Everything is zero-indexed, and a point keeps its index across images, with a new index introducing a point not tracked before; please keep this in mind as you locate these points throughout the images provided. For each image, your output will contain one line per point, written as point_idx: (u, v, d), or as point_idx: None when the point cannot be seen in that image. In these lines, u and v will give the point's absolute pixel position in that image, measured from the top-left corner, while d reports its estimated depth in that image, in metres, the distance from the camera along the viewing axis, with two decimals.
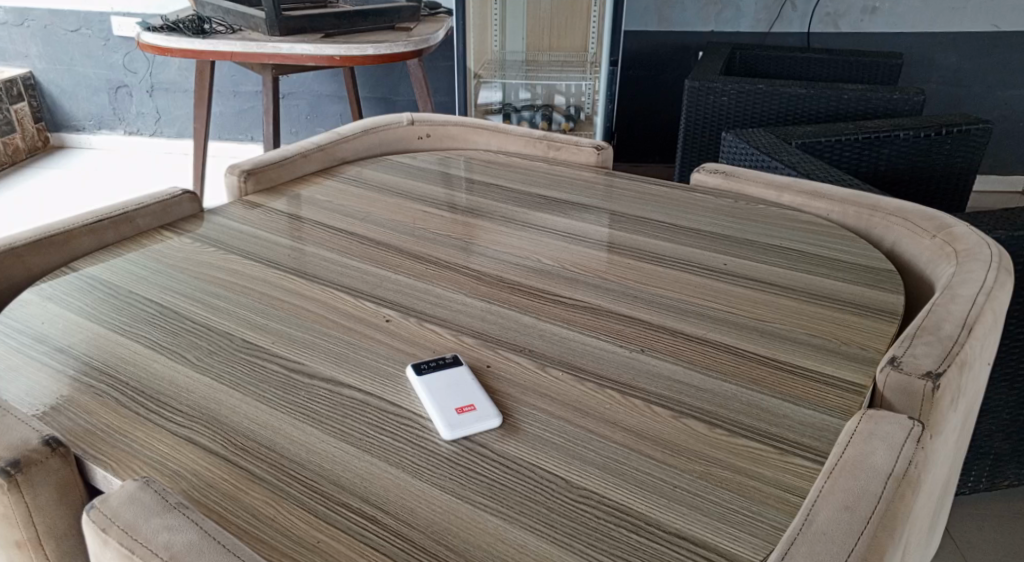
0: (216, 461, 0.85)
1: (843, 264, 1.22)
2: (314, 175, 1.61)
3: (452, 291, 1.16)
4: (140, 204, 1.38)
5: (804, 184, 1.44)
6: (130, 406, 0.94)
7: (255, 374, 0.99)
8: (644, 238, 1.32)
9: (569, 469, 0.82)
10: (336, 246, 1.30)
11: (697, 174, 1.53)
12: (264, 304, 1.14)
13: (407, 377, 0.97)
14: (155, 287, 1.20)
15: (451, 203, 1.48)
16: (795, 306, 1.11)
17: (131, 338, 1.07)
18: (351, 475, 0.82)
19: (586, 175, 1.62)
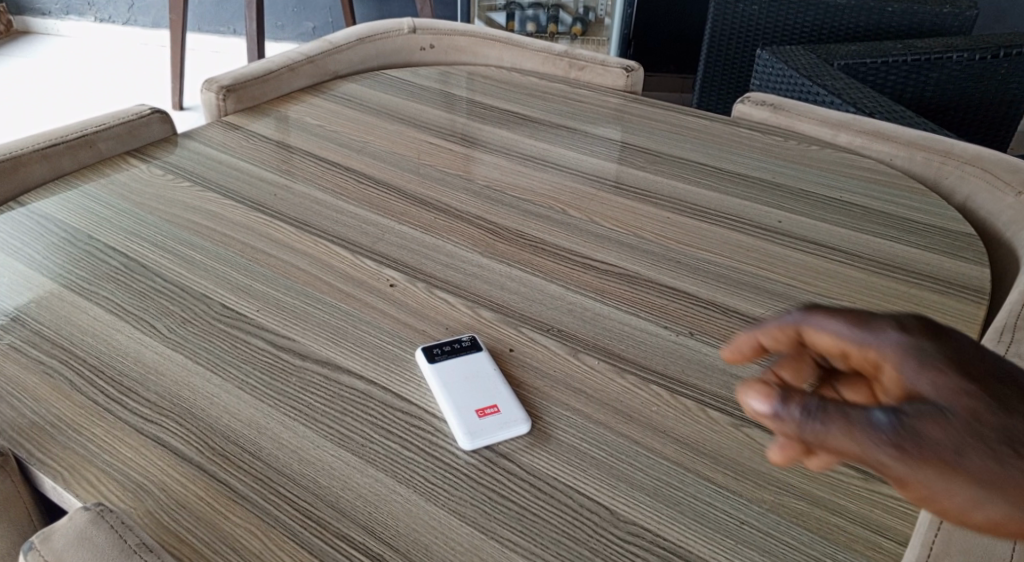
0: (189, 470, 0.71)
1: (914, 225, 1.06)
2: (301, 92, 1.41)
3: (465, 249, 1.00)
4: (102, 126, 1.19)
5: (864, 122, 1.26)
6: (88, 392, 0.78)
7: (237, 353, 0.83)
8: (685, 184, 1.15)
9: (613, 497, 0.68)
10: (329, 185, 1.12)
11: (740, 106, 1.35)
12: (246, 258, 0.98)
13: (417, 362, 0.82)
14: (117, 232, 1.02)
15: (459, 132, 1.29)
16: (864, 279, 0.95)
17: (89, 299, 0.91)
18: (352, 497, 0.68)
19: (612, 101, 1.42)
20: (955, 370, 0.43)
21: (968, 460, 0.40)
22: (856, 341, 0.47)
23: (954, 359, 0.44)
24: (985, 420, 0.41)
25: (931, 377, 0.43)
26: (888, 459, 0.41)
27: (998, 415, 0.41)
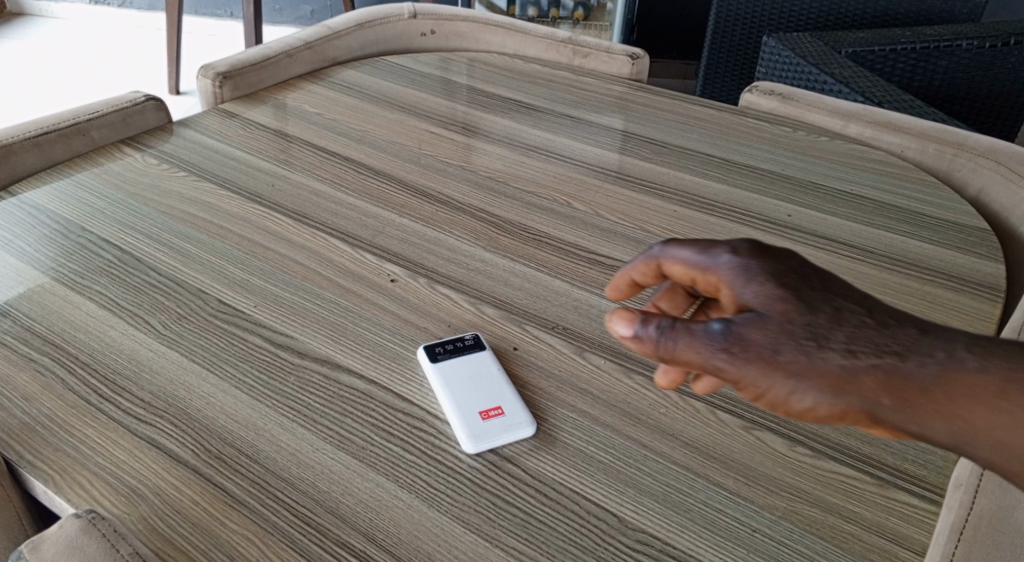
0: (184, 474, 0.69)
1: (926, 220, 1.03)
2: (299, 79, 1.37)
3: (467, 243, 0.97)
4: (95, 114, 1.16)
5: (874, 113, 1.23)
6: (80, 392, 0.76)
7: (233, 351, 0.81)
8: (692, 176, 1.12)
9: (621, 503, 0.67)
10: (328, 175, 1.10)
11: (748, 96, 1.32)
12: (243, 252, 0.95)
13: (419, 361, 0.80)
14: (110, 223, 1.00)
15: (461, 121, 1.26)
16: (877, 275, 0.93)
17: (81, 294, 0.88)
18: (353, 502, 0.66)
19: (617, 90, 1.39)
20: (772, 278, 0.52)
21: (780, 354, 0.50)
22: (699, 264, 0.56)
23: (772, 268, 0.53)
24: (796, 320, 0.50)
25: (754, 287, 0.52)
26: (716, 360, 0.51)
27: (806, 313, 0.50)
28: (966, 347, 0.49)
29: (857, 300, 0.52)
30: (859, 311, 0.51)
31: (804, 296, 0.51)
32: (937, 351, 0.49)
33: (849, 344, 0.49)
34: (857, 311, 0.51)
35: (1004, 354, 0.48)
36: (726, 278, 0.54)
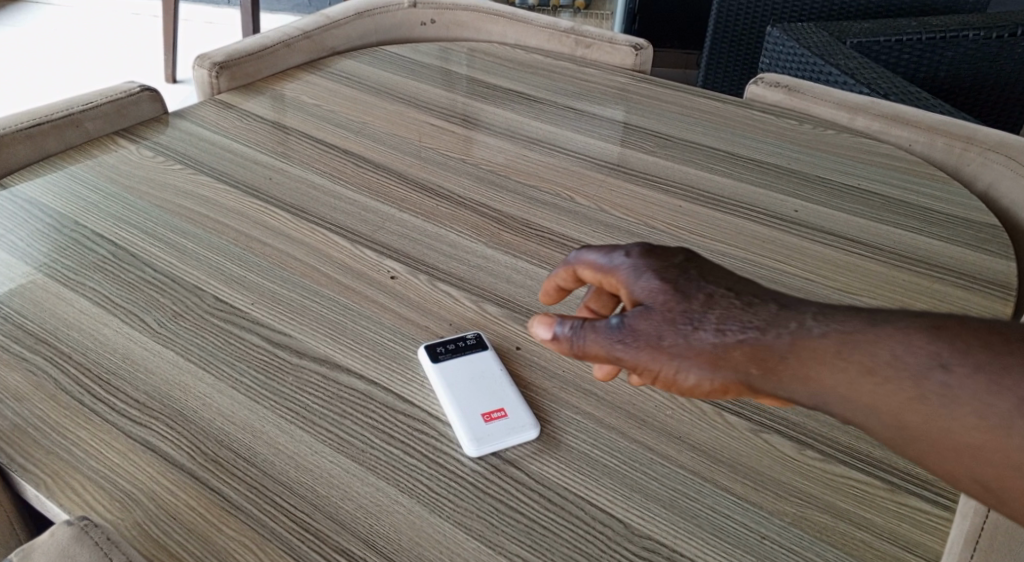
0: (180, 478, 0.67)
1: (935, 215, 1.02)
2: (297, 69, 1.35)
3: (469, 239, 0.95)
4: (89, 105, 1.14)
5: (882, 105, 1.21)
6: (74, 393, 0.74)
7: (230, 350, 0.79)
8: (697, 170, 1.10)
9: (627, 509, 0.65)
10: (326, 169, 1.08)
11: (753, 88, 1.30)
12: (240, 247, 0.93)
13: (420, 361, 0.78)
14: (104, 217, 0.98)
15: (462, 113, 1.24)
16: (886, 273, 0.92)
17: (75, 291, 0.87)
18: (353, 507, 0.65)
19: (621, 81, 1.36)
20: (654, 270, 0.58)
21: (665, 340, 0.55)
22: (601, 265, 0.60)
23: (655, 261, 0.59)
24: (676, 307, 0.55)
25: (638, 281, 0.58)
26: (612, 351, 0.56)
27: (681, 298, 0.56)
28: (817, 314, 0.53)
29: (725, 283, 0.57)
30: (725, 290, 0.56)
31: (680, 283, 0.57)
32: (792, 321, 0.54)
33: (719, 323, 0.54)
34: (724, 291, 0.56)
35: (846, 318, 0.53)
36: (614, 274, 0.59)
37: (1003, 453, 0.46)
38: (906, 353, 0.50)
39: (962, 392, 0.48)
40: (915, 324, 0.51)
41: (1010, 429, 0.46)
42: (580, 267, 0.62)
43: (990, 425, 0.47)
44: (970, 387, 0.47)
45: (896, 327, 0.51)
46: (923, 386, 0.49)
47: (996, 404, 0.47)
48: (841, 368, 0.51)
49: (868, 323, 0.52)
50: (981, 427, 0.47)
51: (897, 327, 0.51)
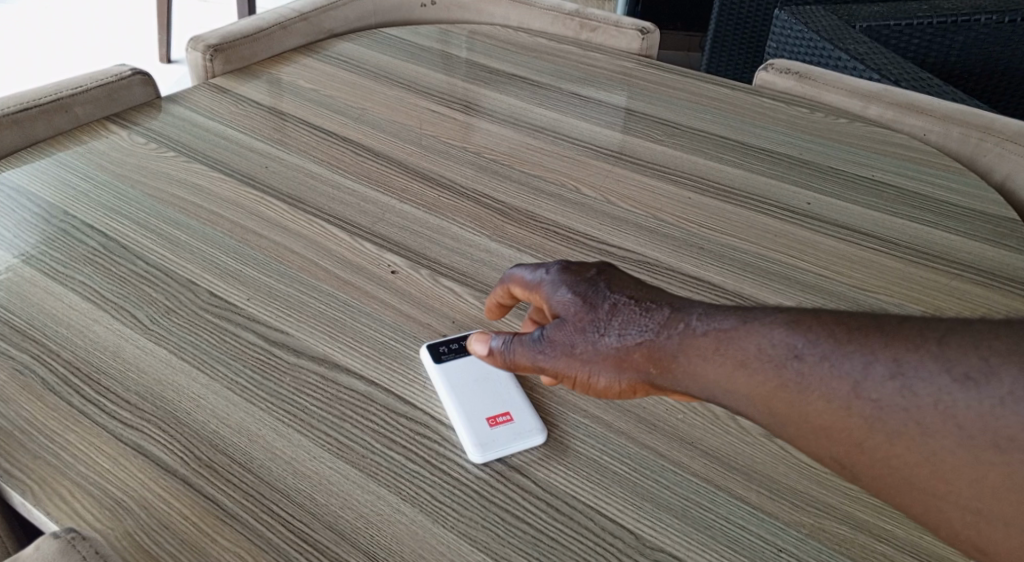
0: (173, 485, 0.64)
1: (951, 208, 0.99)
2: (293, 52, 1.31)
3: (471, 231, 0.92)
4: (79, 90, 1.09)
5: (895, 93, 1.18)
6: (62, 393, 0.72)
7: (225, 348, 0.77)
8: (706, 160, 1.07)
9: (638, 519, 0.63)
10: (324, 157, 1.04)
11: (763, 74, 1.26)
12: (236, 239, 0.90)
13: (422, 361, 0.75)
14: (94, 206, 0.94)
15: (463, 98, 1.20)
16: (902, 269, 0.89)
17: (63, 284, 0.83)
18: (353, 517, 0.62)
19: (626, 65, 1.32)
20: (569, 285, 0.66)
21: (576, 348, 0.62)
22: (529, 282, 0.68)
23: (571, 277, 0.66)
24: (585, 318, 0.63)
25: (554, 296, 0.65)
26: (534, 361, 0.64)
27: (589, 309, 0.63)
28: (700, 315, 0.60)
29: (630, 292, 0.64)
30: (626, 298, 0.63)
31: (589, 295, 0.64)
32: (681, 323, 0.60)
33: (620, 329, 0.61)
34: (627, 300, 0.63)
35: (724, 318, 0.59)
36: (537, 290, 0.67)
37: (849, 432, 0.52)
38: (768, 345, 0.56)
39: (813, 379, 0.53)
40: (778, 318, 0.57)
41: (852, 409, 0.52)
42: (511, 285, 0.70)
43: (835, 406, 0.52)
44: (818, 373, 0.53)
45: (761, 322, 0.57)
46: (781, 375, 0.55)
47: (840, 388, 0.52)
48: (718, 363, 0.57)
49: (740, 321, 0.58)
50: (829, 408, 0.53)
51: (763, 323, 0.57)
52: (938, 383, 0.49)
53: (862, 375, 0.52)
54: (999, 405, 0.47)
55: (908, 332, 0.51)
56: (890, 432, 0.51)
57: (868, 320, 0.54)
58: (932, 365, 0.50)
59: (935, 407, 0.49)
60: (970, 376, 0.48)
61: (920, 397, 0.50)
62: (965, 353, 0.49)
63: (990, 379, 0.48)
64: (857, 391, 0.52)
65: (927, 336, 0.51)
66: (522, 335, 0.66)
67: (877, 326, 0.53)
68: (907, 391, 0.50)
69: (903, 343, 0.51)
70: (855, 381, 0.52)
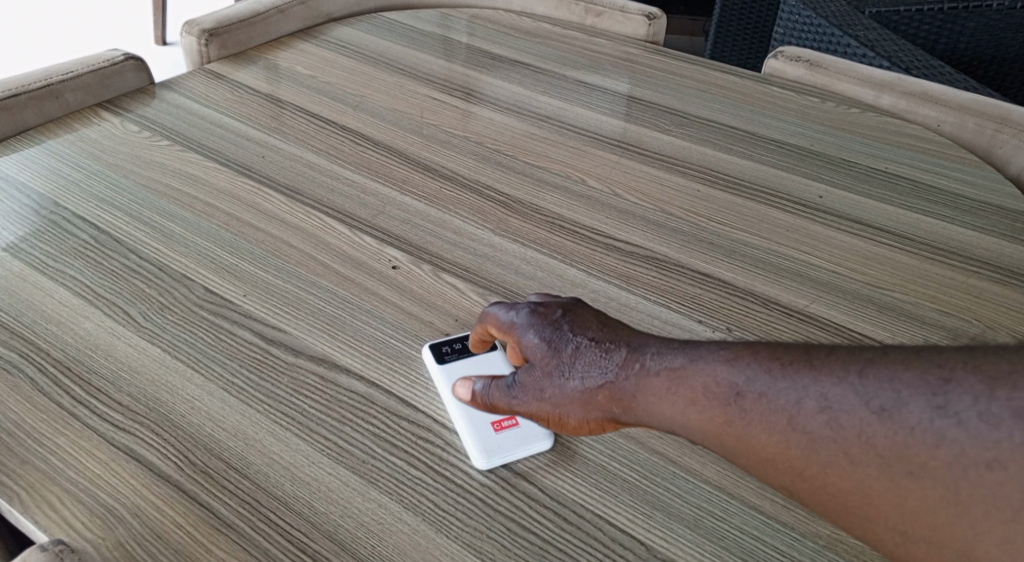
0: (167, 492, 0.62)
1: (967, 202, 0.96)
2: (290, 36, 1.27)
3: (474, 225, 0.90)
4: (69, 76, 1.05)
5: (909, 83, 1.15)
6: (51, 394, 0.69)
7: (220, 347, 0.74)
8: (716, 151, 1.04)
9: (648, 530, 0.61)
10: (322, 146, 1.01)
11: (773, 62, 1.22)
12: (232, 232, 0.87)
13: (425, 362, 0.73)
14: (85, 196, 0.91)
15: (464, 85, 1.17)
16: (917, 266, 0.86)
17: (53, 279, 0.81)
18: (354, 527, 0.60)
19: (632, 51, 1.29)
20: (539, 328, 0.63)
21: (545, 393, 0.61)
22: (500, 322, 0.66)
23: (539, 318, 0.64)
24: (550, 362, 0.61)
25: (523, 340, 0.63)
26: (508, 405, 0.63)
27: (553, 352, 0.61)
28: (655, 353, 0.58)
29: (592, 331, 0.62)
30: (590, 337, 0.61)
31: (554, 337, 0.62)
32: (637, 362, 0.58)
33: (580, 372, 0.59)
34: (589, 342, 0.61)
35: (673, 354, 0.57)
36: (509, 331, 0.65)
37: (786, 464, 0.51)
38: (708, 379, 0.54)
39: (753, 413, 0.52)
40: (722, 353, 0.55)
41: (788, 442, 0.50)
42: (486, 325, 0.68)
43: (773, 439, 0.51)
44: (758, 408, 0.52)
45: (701, 354, 0.56)
46: (722, 410, 0.53)
47: (777, 422, 0.51)
48: (670, 402, 0.56)
49: (687, 357, 0.56)
50: (768, 441, 0.51)
51: (706, 357, 0.56)
52: (861, 414, 0.48)
53: (796, 408, 0.51)
54: (914, 431, 0.47)
55: (834, 364, 0.51)
56: (819, 463, 0.49)
57: (800, 352, 0.53)
58: (855, 395, 0.49)
59: (860, 437, 0.48)
60: (886, 407, 0.48)
61: (846, 428, 0.49)
62: (883, 384, 0.48)
63: (906, 408, 0.47)
64: (793, 424, 0.50)
65: (849, 366, 0.50)
66: (498, 379, 0.65)
67: (808, 358, 0.52)
68: (834, 422, 0.49)
69: (830, 374, 0.50)
70: (790, 415, 0.51)
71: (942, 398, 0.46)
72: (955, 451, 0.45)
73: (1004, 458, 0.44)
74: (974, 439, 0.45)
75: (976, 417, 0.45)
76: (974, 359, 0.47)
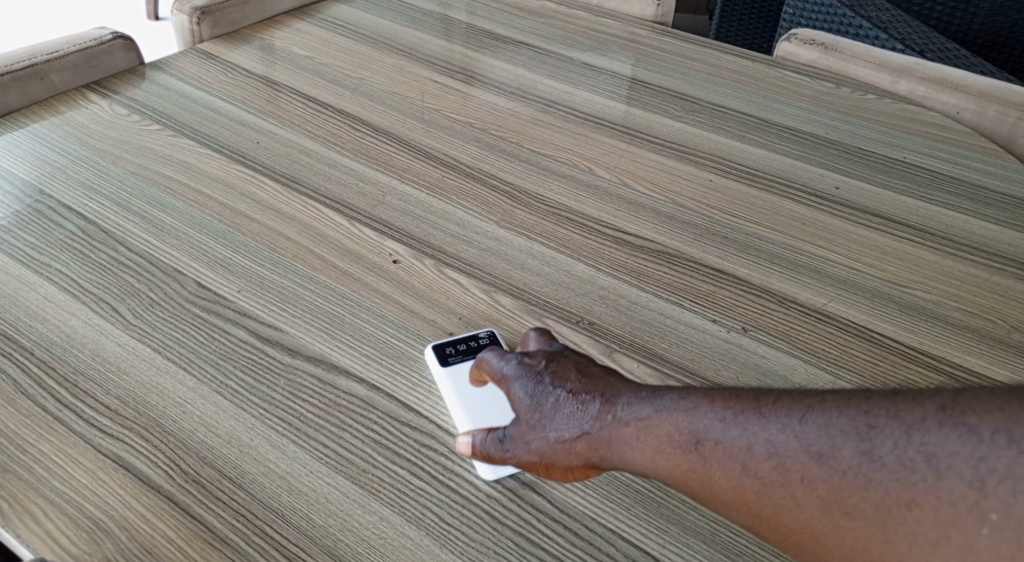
0: (157, 504, 0.59)
1: (987, 194, 0.93)
2: (285, 14, 1.23)
3: (478, 216, 0.86)
4: (54, 55, 1.00)
5: (928, 68, 1.11)
6: (36, 397, 0.66)
7: (213, 347, 0.70)
8: (728, 139, 1.00)
9: (662, 545, 0.59)
10: (319, 132, 0.97)
11: (786, 45, 1.18)
12: (225, 223, 0.83)
13: (427, 363, 0.70)
14: (72, 184, 0.87)
15: (466, 67, 1.13)
16: (938, 262, 0.83)
17: (38, 272, 0.77)
18: (356, 543, 0.58)
19: (638, 32, 1.24)
20: (527, 381, 0.61)
21: (531, 447, 0.58)
22: (491, 373, 0.64)
23: (527, 369, 0.62)
24: (533, 416, 0.58)
25: (512, 393, 0.61)
26: (498, 457, 0.60)
27: (536, 405, 0.59)
28: (624, 400, 0.55)
29: (571, 380, 0.59)
30: (570, 387, 0.58)
31: (538, 390, 0.59)
32: (607, 411, 0.55)
33: (560, 424, 0.57)
34: (568, 393, 0.58)
35: (632, 397, 0.55)
36: (500, 383, 0.63)
37: (736, 508, 0.48)
38: (659, 421, 0.52)
39: (706, 459, 0.49)
40: (680, 397, 0.53)
41: (737, 487, 0.48)
42: (479, 372, 0.65)
43: (721, 483, 0.48)
44: (707, 451, 0.49)
45: (654, 395, 0.54)
46: (673, 454, 0.51)
47: (725, 466, 0.48)
48: (629, 447, 0.53)
49: (648, 402, 0.54)
50: (718, 485, 0.49)
51: (661, 399, 0.53)
52: (800, 458, 0.46)
53: (746, 454, 0.48)
54: (849, 474, 0.44)
55: (775, 407, 0.48)
56: (764, 508, 0.47)
57: (746, 394, 0.50)
58: (795, 439, 0.46)
59: (801, 482, 0.45)
60: (823, 452, 0.45)
61: (789, 472, 0.46)
62: (820, 427, 0.46)
63: (841, 452, 0.44)
64: (743, 469, 0.48)
65: (791, 409, 0.47)
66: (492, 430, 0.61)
67: (755, 401, 0.49)
68: (779, 467, 0.46)
69: (776, 418, 0.48)
70: (739, 459, 0.48)
71: (871, 441, 0.44)
72: (882, 495, 0.43)
73: (925, 500, 0.41)
74: (899, 482, 0.42)
75: (900, 460, 0.42)
76: (901, 400, 0.44)
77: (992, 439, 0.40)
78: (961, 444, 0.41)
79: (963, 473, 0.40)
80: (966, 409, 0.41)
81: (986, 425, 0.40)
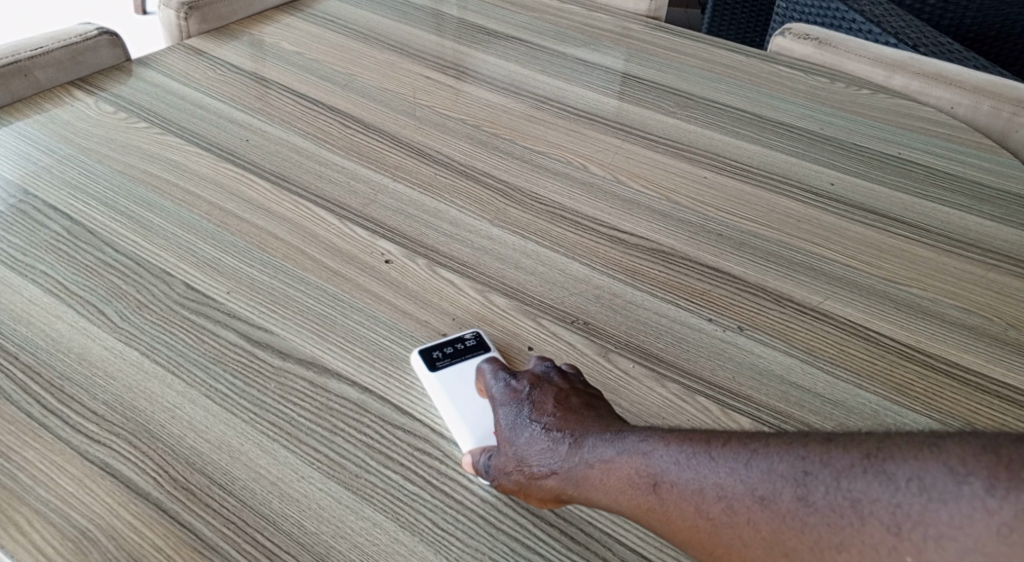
0: (144, 512, 0.58)
1: (983, 190, 0.92)
2: (274, 9, 1.21)
3: (471, 215, 0.85)
4: (38, 52, 0.98)
5: (923, 63, 1.10)
6: (21, 404, 0.64)
7: (202, 349, 0.69)
8: (722, 135, 0.99)
9: (658, 549, 0.58)
10: (309, 130, 0.96)
11: (780, 39, 1.17)
12: (213, 223, 0.82)
13: (414, 367, 0.69)
14: (56, 183, 0.86)
15: (457, 63, 1.11)
16: (933, 259, 0.83)
17: (21, 274, 0.75)
18: (348, 550, 0.57)
19: (632, 27, 1.23)
20: (510, 409, 0.62)
21: (508, 476, 0.59)
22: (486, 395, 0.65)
23: (512, 397, 0.62)
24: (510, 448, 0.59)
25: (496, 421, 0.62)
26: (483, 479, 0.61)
27: (514, 438, 0.59)
28: (592, 440, 0.55)
29: (550, 412, 0.59)
30: (546, 423, 0.59)
31: (518, 422, 0.60)
32: (575, 451, 0.56)
33: (534, 458, 0.57)
34: (544, 428, 0.58)
35: (599, 438, 0.55)
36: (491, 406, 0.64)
37: (692, 546, 0.48)
38: (622, 461, 0.52)
39: (665, 501, 0.49)
40: (642, 438, 0.53)
41: (691, 528, 0.48)
42: (479, 389, 0.66)
43: (678, 522, 0.48)
44: (665, 492, 0.50)
45: (618, 436, 0.54)
46: (635, 494, 0.51)
47: (680, 506, 0.48)
48: (595, 485, 0.53)
49: (612, 443, 0.54)
50: (675, 525, 0.49)
51: (624, 440, 0.54)
52: (746, 501, 0.46)
53: (697, 495, 0.48)
54: (790, 519, 0.44)
55: (725, 449, 0.48)
56: (717, 548, 0.47)
57: (701, 436, 0.51)
58: (742, 483, 0.46)
59: (749, 525, 0.45)
60: (767, 497, 0.45)
61: (736, 514, 0.46)
62: (763, 471, 0.46)
63: (780, 496, 0.44)
64: (695, 510, 0.48)
65: (739, 452, 0.48)
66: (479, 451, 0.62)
67: (709, 443, 0.49)
68: (727, 509, 0.46)
69: (727, 461, 0.48)
70: (692, 500, 0.48)
71: (806, 486, 0.44)
72: (815, 537, 0.43)
73: (850, 544, 0.41)
74: (829, 525, 0.42)
75: (829, 504, 0.43)
76: (834, 445, 0.44)
77: (908, 485, 0.40)
78: (882, 490, 0.41)
79: (882, 518, 0.41)
80: (888, 455, 0.42)
81: (903, 472, 0.41)
